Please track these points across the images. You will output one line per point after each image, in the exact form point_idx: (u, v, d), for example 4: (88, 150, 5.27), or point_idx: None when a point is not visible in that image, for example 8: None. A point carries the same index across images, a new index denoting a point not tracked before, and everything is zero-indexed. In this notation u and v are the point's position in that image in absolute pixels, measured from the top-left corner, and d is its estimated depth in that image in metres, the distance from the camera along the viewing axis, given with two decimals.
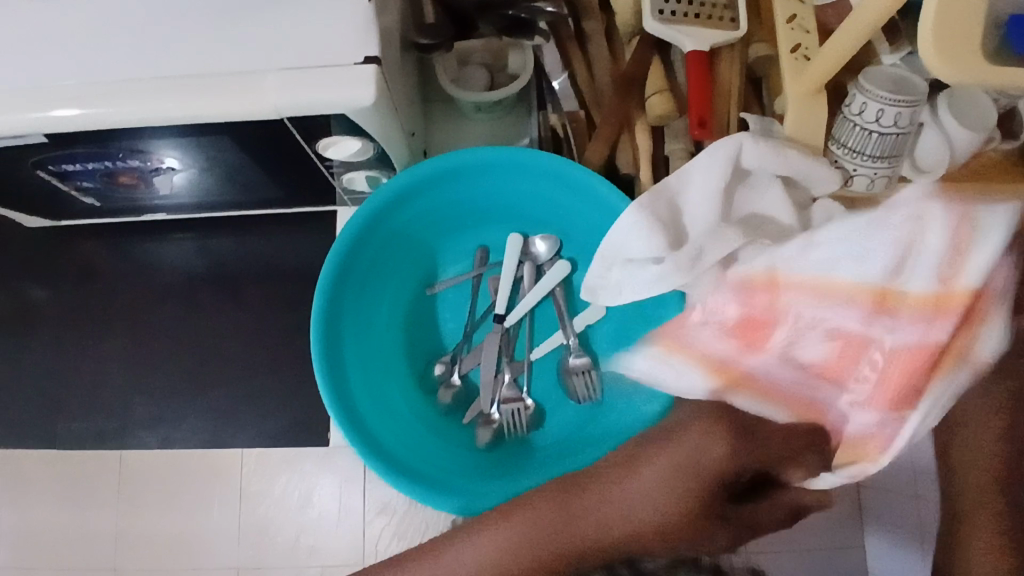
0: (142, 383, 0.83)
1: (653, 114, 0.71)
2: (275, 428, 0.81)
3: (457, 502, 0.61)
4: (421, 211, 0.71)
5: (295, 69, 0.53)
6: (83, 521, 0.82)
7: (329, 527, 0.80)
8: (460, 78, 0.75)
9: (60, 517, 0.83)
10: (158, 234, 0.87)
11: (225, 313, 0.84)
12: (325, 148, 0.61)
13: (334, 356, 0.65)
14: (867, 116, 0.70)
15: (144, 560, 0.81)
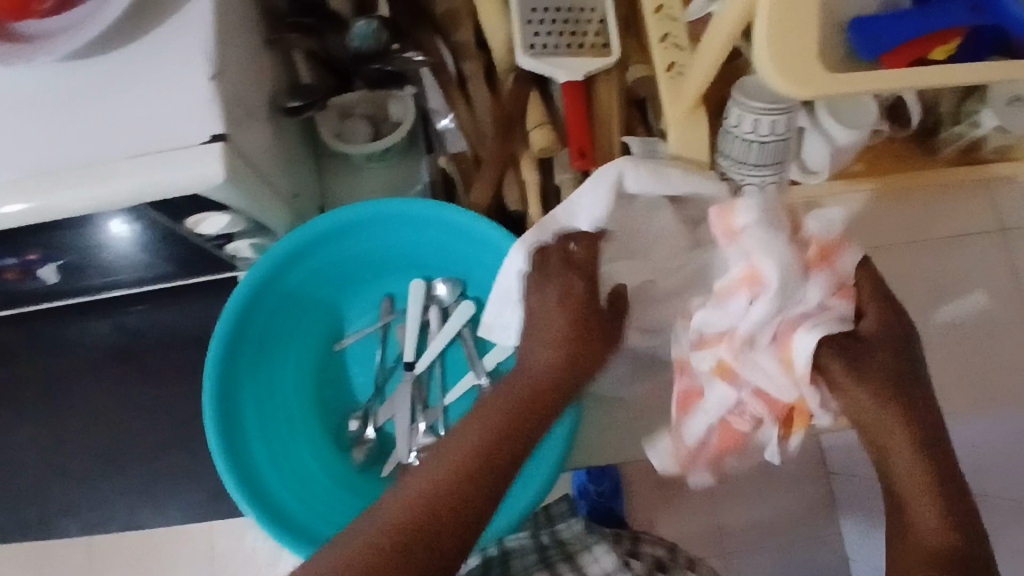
0: (62, 470, 0.83)
1: (536, 147, 0.72)
2: (203, 499, 0.81)
3: None
4: (316, 269, 0.71)
5: (142, 154, 0.53)
6: None
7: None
8: (343, 132, 0.76)
9: None
10: (65, 316, 0.85)
11: (140, 390, 0.83)
12: (195, 224, 0.60)
13: (232, 423, 0.65)
14: (744, 128, 0.71)
15: None
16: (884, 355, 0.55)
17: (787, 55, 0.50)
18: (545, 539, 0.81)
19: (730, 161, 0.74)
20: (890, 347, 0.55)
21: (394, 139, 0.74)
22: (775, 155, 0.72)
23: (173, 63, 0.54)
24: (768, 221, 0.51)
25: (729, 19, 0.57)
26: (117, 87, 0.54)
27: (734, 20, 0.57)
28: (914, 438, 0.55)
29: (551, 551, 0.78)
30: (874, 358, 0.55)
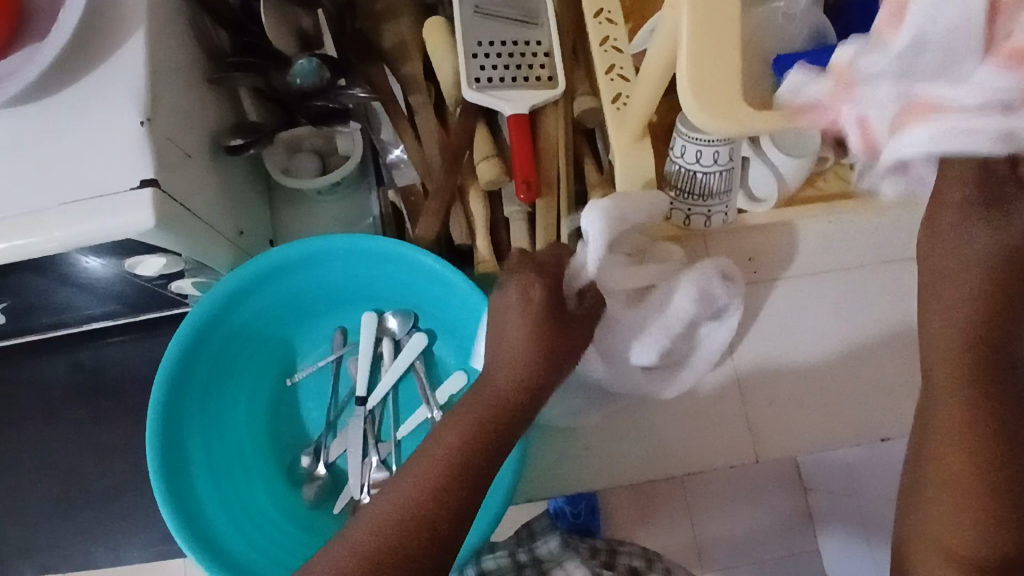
0: (15, 509, 0.82)
1: (484, 180, 0.72)
2: (158, 536, 0.80)
3: None
4: (264, 306, 0.71)
5: (74, 201, 0.53)
6: None
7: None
8: (291, 167, 0.76)
9: None
10: (20, 354, 0.85)
11: (94, 425, 0.83)
12: (134, 266, 0.60)
13: (177, 466, 0.64)
14: (688, 157, 0.72)
15: None
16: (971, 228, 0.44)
17: (707, 84, 0.45)
18: (522, 557, 0.79)
19: (677, 190, 0.75)
20: (996, 258, 0.44)
21: (342, 174, 0.75)
22: (721, 185, 0.73)
23: (104, 110, 0.54)
24: None
25: (657, 67, 0.60)
26: (48, 134, 0.54)
27: (661, 67, 0.60)
28: (967, 349, 0.46)
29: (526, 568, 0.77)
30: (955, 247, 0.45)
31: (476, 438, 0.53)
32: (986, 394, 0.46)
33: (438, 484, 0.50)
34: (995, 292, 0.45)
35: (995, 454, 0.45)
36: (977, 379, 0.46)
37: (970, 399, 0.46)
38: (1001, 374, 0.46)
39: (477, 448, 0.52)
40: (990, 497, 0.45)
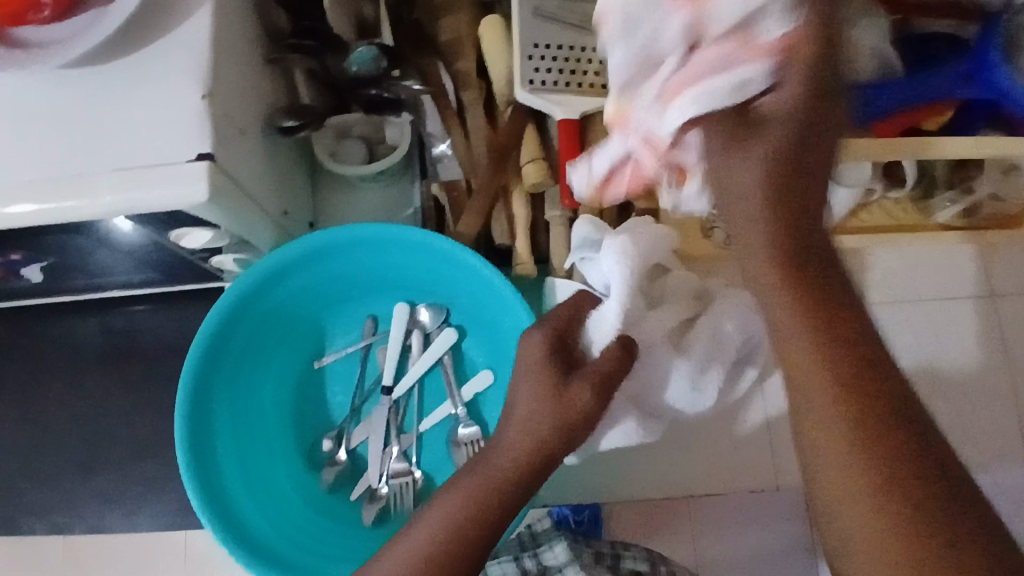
0: (32, 468, 0.82)
1: (528, 181, 0.72)
2: (170, 510, 0.80)
3: None
4: (300, 286, 0.71)
5: (126, 168, 0.52)
6: None
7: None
8: (338, 151, 0.76)
9: None
10: (52, 314, 0.86)
11: (118, 390, 0.84)
12: (179, 238, 0.60)
13: (202, 440, 0.65)
14: None
15: None
16: (781, 209, 0.42)
17: None
18: (524, 563, 0.69)
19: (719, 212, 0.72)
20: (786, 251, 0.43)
21: (389, 163, 0.75)
22: None
23: (167, 80, 0.54)
24: None
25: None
26: (106, 100, 0.54)
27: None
28: (831, 360, 0.42)
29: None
30: (748, 242, 0.43)
31: (488, 498, 0.53)
32: (869, 413, 0.41)
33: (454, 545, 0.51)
34: (812, 291, 0.43)
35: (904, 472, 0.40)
36: (837, 387, 0.41)
37: (852, 417, 0.41)
38: (874, 373, 0.42)
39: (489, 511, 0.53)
40: (895, 516, 0.39)
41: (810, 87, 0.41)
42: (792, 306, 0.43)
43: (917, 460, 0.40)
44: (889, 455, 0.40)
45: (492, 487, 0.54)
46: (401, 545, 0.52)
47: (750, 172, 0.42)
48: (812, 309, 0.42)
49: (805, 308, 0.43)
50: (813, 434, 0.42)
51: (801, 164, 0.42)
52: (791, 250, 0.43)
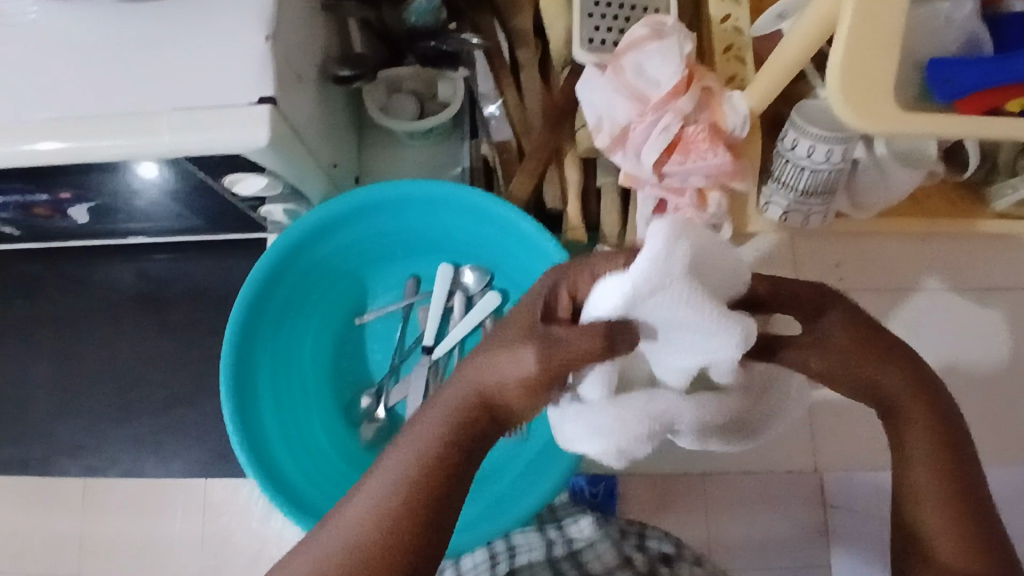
0: (67, 411, 0.83)
1: (581, 147, 0.71)
2: (201, 458, 0.80)
3: None
4: (346, 241, 0.71)
5: (184, 108, 0.51)
6: None
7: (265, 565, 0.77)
8: (388, 107, 0.74)
9: None
10: (88, 258, 0.85)
11: (153, 338, 0.83)
12: (232, 183, 0.59)
13: (246, 390, 0.65)
14: (799, 152, 0.69)
15: None
16: (924, 398, 0.41)
17: (865, 91, 0.48)
18: (551, 534, 0.76)
19: (777, 185, 0.73)
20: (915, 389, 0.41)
21: (438, 121, 0.73)
22: (825, 184, 0.71)
23: (228, 19, 0.52)
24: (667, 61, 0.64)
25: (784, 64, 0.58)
26: (165, 36, 0.52)
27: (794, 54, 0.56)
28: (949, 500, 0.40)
29: (557, 547, 0.73)
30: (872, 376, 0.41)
31: (413, 493, 0.37)
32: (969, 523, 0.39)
33: (390, 542, 0.37)
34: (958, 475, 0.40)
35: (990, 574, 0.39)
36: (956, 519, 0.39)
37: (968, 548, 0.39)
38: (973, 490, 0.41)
39: (421, 496, 0.37)
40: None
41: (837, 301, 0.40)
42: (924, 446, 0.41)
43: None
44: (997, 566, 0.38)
45: (419, 472, 0.38)
46: (321, 543, 0.38)
47: (894, 377, 0.41)
48: (948, 459, 0.40)
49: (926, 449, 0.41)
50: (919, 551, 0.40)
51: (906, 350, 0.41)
52: (918, 392, 0.41)
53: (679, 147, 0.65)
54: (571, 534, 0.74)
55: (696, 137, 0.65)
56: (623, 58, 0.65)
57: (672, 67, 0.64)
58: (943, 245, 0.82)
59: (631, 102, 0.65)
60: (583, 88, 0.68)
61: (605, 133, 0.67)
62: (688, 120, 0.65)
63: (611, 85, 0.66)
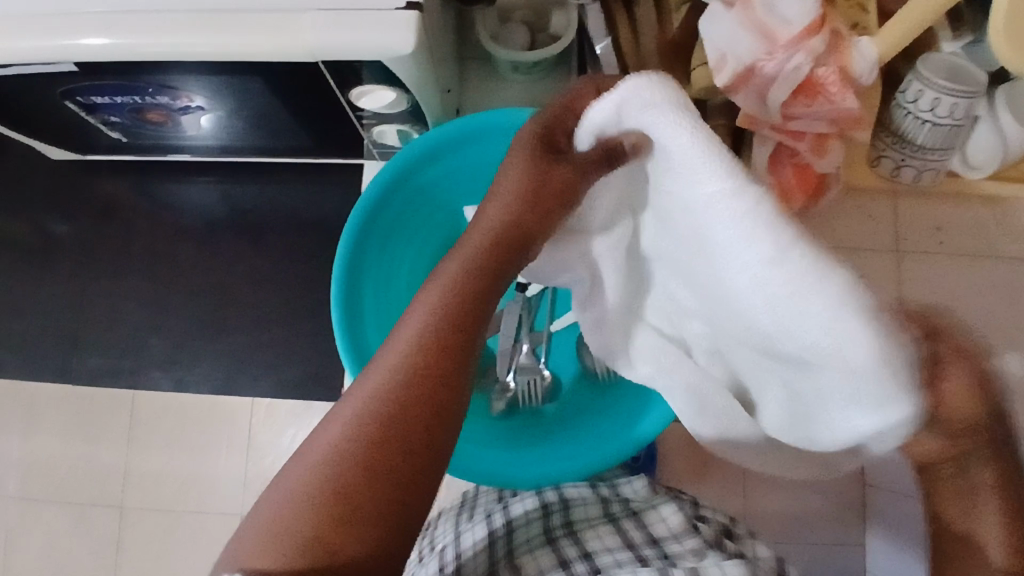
0: (157, 325, 0.90)
1: (697, 86, 0.68)
2: (289, 379, 0.88)
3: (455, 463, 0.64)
4: (451, 169, 0.70)
5: (333, 10, 0.50)
6: (93, 448, 0.91)
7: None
8: (499, 34, 0.73)
9: (72, 445, 0.91)
10: (182, 176, 0.91)
11: (244, 258, 0.90)
12: (359, 96, 0.59)
13: (353, 308, 0.66)
14: (921, 105, 0.68)
15: (151, 488, 0.90)
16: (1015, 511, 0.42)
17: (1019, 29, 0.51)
18: (601, 490, 0.69)
19: (893, 139, 0.73)
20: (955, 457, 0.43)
21: (549, 53, 0.72)
22: (944, 140, 0.70)
23: None
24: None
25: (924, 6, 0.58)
26: None
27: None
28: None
29: (614, 507, 0.66)
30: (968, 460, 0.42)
31: (436, 328, 0.40)
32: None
33: (407, 395, 0.38)
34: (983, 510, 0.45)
35: None
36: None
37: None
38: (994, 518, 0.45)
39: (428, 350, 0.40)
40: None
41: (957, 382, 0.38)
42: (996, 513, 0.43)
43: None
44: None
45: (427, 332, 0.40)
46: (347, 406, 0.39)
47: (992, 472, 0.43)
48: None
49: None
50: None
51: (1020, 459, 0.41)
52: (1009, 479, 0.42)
53: (806, 91, 0.64)
54: (626, 496, 0.68)
55: (826, 80, 0.63)
56: None
57: (807, 6, 0.60)
58: None
59: (758, 39, 0.62)
60: (704, 25, 0.65)
61: (727, 73, 0.63)
62: (818, 61, 0.62)
63: (739, 22, 0.62)
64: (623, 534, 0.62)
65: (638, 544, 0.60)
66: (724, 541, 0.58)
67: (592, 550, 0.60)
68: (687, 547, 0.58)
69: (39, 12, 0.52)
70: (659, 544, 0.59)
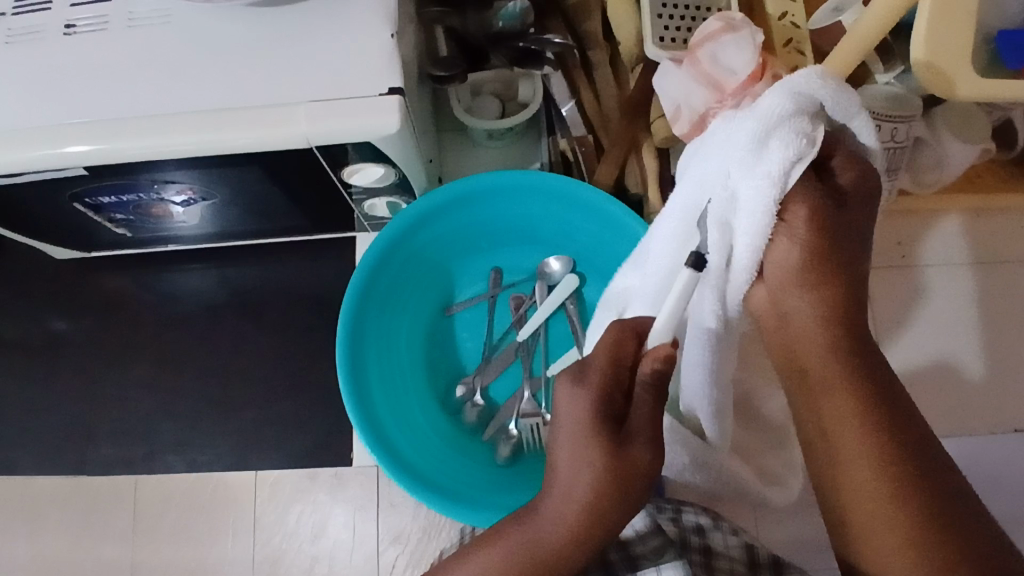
0: (164, 411, 0.92)
1: (658, 137, 0.74)
2: (297, 452, 0.90)
3: (461, 508, 0.66)
4: (440, 232, 0.76)
5: (323, 101, 0.56)
6: (97, 548, 0.89)
7: (335, 558, 0.87)
8: (473, 107, 0.81)
9: (75, 549, 0.89)
10: (179, 264, 0.96)
11: (247, 336, 0.93)
12: (350, 174, 0.64)
13: (359, 370, 0.70)
14: (864, 132, 0.74)
15: None
16: (838, 339, 0.47)
17: (942, 55, 0.52)
18: None
19: None
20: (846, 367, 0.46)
21: (519, 119, 0.79)
22: (890, 162, 0.77)
23: (352, 22, 0.57)
24: (742, 51, 0.66)
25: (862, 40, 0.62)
26: (296, 39, 0.57)
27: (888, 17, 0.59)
28: (874, 418, 0.46)
29: None
30: (780, 301, 0.48)
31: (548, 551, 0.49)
32: (885, 430, 0.46)
33: None
34: (882, 413, 0.46)
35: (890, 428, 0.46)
36: (870, 437, 0.46)
37: (884, 456, 0.45)
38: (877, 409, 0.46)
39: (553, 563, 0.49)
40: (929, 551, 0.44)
41: (858, 176, 0.47)
42: (855, 411, 0.46)
43: (985, 544, 0.44)
44: (943, 524, 0.44)
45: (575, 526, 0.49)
46: None
47: (807, 315, 0.47)
48: (858, 375, 0.46)
49: (833, 379, 0.47)
50: (843, 469, 0.46)
51: (849, 265, 0.47)
52: (844, 311, 0.47)
53: None
54: None
55: None
56: (699, 50, 0.68)
57: (746, 56, 0.66)
58: (993, 216, 0.88)
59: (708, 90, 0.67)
60: (658, 82, 0.72)
61: (684, 122, 0.70)
62: None
63: (688, 76, 0.69)
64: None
65: (606, 550, 0.65)
66: (690, 539, 0.66)
67: None
68: (651, 548, 0.64)
69: (53, 124, 0.57)
70: (626, 548, 0.65)
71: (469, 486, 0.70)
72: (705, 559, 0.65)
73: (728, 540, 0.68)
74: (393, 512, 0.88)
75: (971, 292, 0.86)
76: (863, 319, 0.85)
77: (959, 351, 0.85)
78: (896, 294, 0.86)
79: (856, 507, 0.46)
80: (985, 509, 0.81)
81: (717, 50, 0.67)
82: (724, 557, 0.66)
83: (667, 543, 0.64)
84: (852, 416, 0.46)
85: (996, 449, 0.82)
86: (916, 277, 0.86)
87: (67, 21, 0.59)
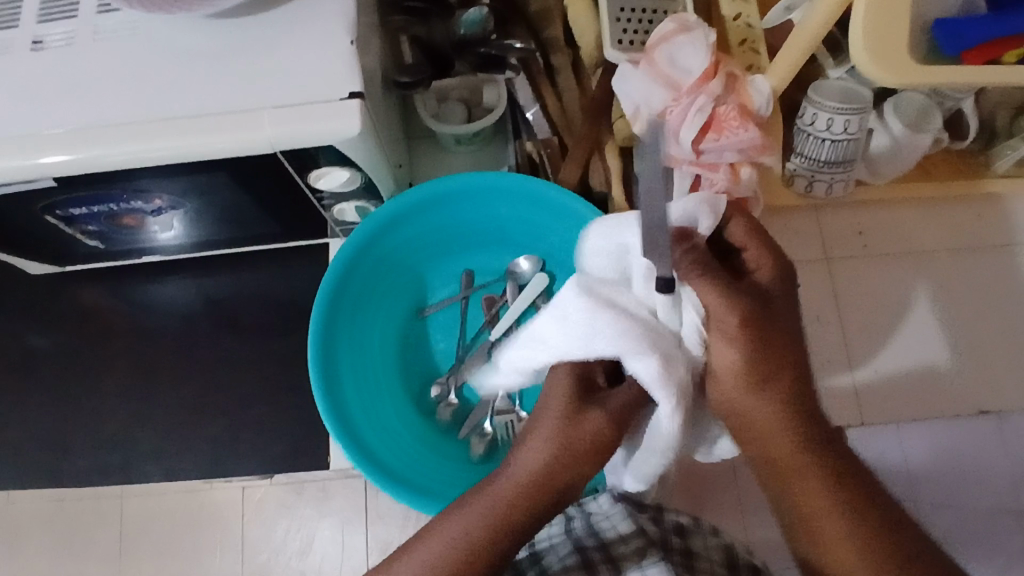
0: (143, 425, 0.92)
1: (621, 136, 0.77)
2: (278, 462, 0.90)
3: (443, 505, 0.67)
4: (410, 235, 0.78)
5: (286, 106, 0.57)
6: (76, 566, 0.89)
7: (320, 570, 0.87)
8: (439, 113, 0.83)
9: (54, 567, 0.89)
10: (157, 278, 0.97)
11: (226, 346, 0.94)
12: (317, 179, 0.65)
13: (330, 371, 0.71)
14: (818, 126, 0.77)
15: None
16: (790, 411, 0.50)
17: (876, 43, 0.54)
18: (570, 511, 0.73)
19: (801, 158, 0.82)
20: (787, 408, 0.49)
21: (486, 122, 0.81)
22: (845, 153, 0.79)
23: (313, 29, 0.59)
24: (695, 48, 0.70)
25: (809, 31, 0.63)
26: (259, 48, 0.59)
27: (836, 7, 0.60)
28: (802, 441, 0.50)
29: (577, 524, 0.71)
30: (745, 411, 0.50)
31: (508, 513, 0.52)
32: (846, 490, 0.50)
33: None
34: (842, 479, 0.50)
35: (836, 470, 0.50)
36: (841, 519, 0.50)
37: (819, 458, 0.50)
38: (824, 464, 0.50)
39: (485, 551, 0.52)
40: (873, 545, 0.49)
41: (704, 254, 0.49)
42: (815, 471, 0.50)
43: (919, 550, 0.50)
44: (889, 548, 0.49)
45: (511, 506, 0.53)
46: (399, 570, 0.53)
47: (763, 408, 0.49)
48: (804, 420, 0.50)
49: (798, 459, 0.50)
50: (799, 503, 0.51)
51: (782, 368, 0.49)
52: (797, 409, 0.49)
53: (713, 128, 0.70)
54: (590, 510, 0.71)
55: (728, 116, 0.70)
56: (654, 52, 0.71)
57: (700, 55, 0.69)
58: (953, 205, 0.90)
59: (665, 89, 0.71)
60: (618, 84, 0.73)
61: (643, 121, 0.72)
62: (719, 101, 0.70)
63: (646, 76, 0.71)
64: (575, 538, 0.69)
65: (587, 549, 0.66)
66: (671, 540, 0.67)
67: (548, 565, 0.67)
68: (631, 549, 0.64)
69: (21, 135, 0.58)
70: (607, 549, 0.66)
71: (445, 483, 0.72)
72: (686, 560, 0.66)
73: (708, 543, 0.69)
74: (377, 522, 0.88)
75: (936, 279, 0.89)
76: (829, 309, 0.87)
77: (925, 340, 0.87)
78: (863, 284, 0.88)
79: (807, 515, 0.51)
80: (960, 494, 0.83)
81: (674, 46, 0.70)
82: (705, 559, 0.67)
83: (648, 544, 0.65)
84: (810, 481, 0.50)
85: (967, 431, 0.84)
86: (880, 267, 0.89)
87: (34, 36, 0.61)
